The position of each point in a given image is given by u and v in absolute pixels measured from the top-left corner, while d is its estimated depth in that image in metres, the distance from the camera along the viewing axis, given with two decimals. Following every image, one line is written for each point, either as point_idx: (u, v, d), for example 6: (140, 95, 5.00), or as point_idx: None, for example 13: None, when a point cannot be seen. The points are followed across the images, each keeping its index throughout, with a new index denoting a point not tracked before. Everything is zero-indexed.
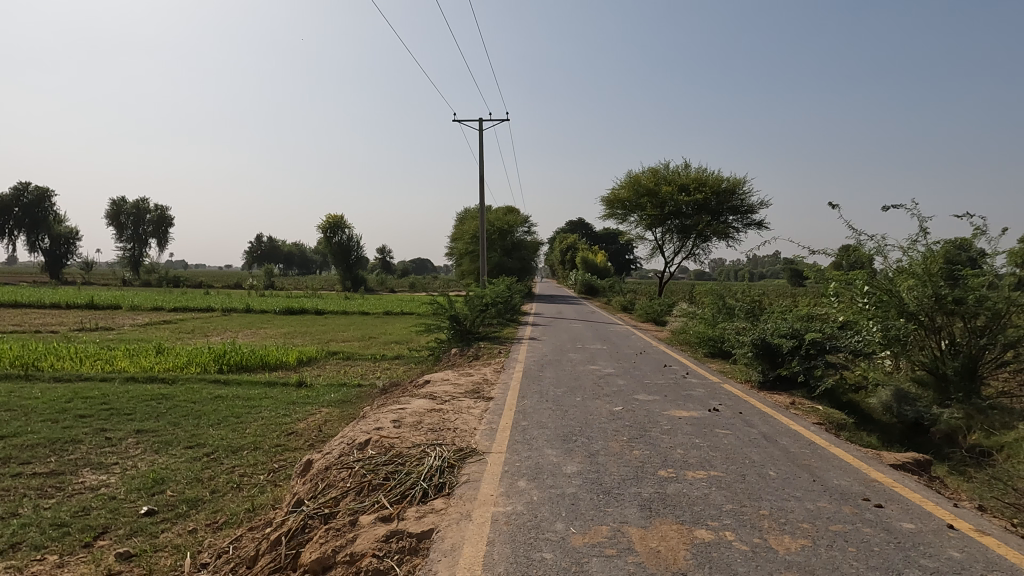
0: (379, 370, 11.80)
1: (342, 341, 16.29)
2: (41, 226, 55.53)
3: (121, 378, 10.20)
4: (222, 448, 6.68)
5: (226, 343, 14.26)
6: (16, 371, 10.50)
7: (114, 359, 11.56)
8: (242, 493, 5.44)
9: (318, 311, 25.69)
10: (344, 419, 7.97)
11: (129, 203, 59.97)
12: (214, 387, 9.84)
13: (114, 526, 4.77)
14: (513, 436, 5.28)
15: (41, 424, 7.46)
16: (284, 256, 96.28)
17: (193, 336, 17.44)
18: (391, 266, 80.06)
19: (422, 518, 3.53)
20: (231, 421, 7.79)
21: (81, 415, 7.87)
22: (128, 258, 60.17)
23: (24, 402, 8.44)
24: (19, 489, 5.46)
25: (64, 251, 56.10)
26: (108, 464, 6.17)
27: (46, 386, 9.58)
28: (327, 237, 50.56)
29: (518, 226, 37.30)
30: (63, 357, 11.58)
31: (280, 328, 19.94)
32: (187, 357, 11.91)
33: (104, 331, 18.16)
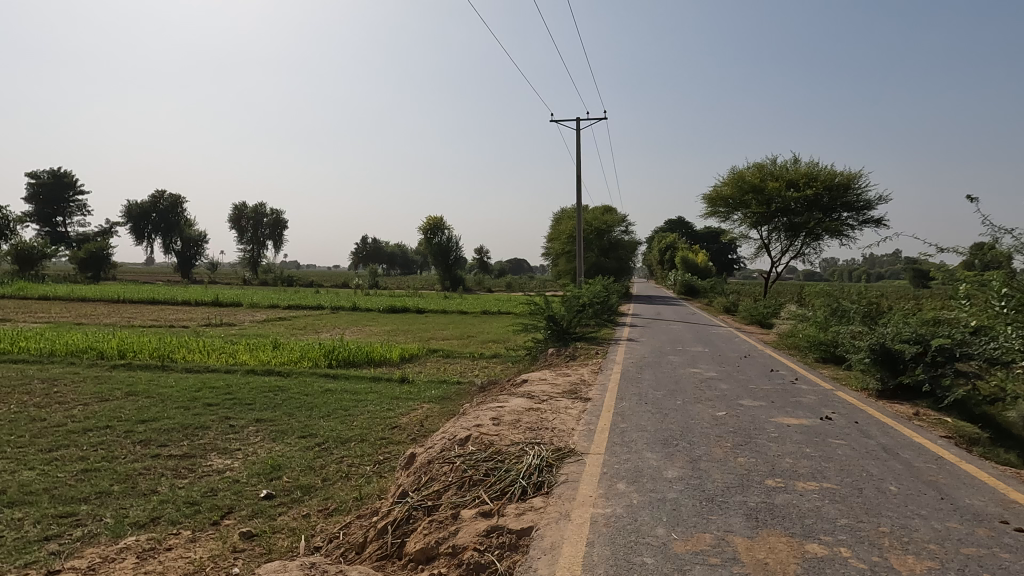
0: (478, 369, 12.06)
1: (442, 339, 16.77)
2: (175, 230, 61.01)
3: (242, 370, 11.03)
4: (332, 438, 7.06)
5: (335, 340, 15.05)
6: (155, 361, 11.61)
7: (236, 353, 12.52)
8: (350, 482, 5.74)
9: (419, 309, 26.58)
10: (445, 415, 8.21)
11: (249, 207, 64.53)
12: (324, 380, 10.42)
13: (238, 507, 5.16)
14: (612, 438, 5.24)
15: (176, 410, 8.20)
16: (387, 257, 100.23)
17: (305, 332, 18.54)
18: (488, 266, 81.38)
19: (522, 515, 3.58)
20: (340, 413, 8.22)
21: (209, 403, 8.59)
22: (248, 259, 64.89)
23: (161, 390, 9.31)
24: (157, 468, 6.04)
25: (193, 253, 61.18)
26: (232, 449, 6.68)
27: (179, 376, 10.50)
28: (427, 238, 52.09)
29: (616, 225, 36.84)
30: (193, 350, 12.67)
31: (384, 325, 20.79)
32: (300, 352, 12.69)
33: (228, 326, 19.69)
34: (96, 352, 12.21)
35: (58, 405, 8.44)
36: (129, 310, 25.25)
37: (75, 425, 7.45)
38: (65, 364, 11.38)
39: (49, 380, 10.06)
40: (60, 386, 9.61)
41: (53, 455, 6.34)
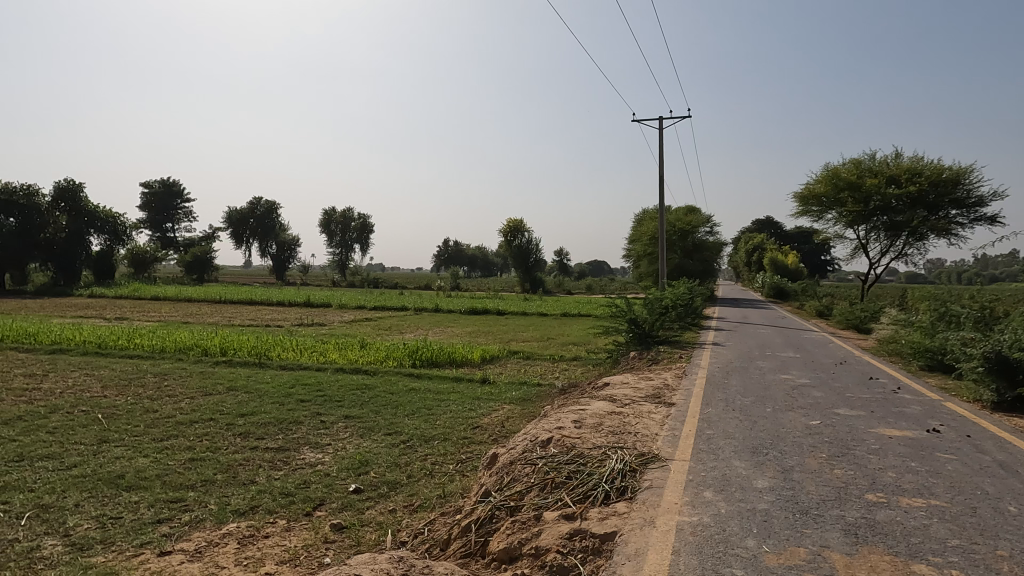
0: (558, 371, 12.06)
1: (522, 341, 16.87)
2: (270, 235, 64.45)
3: (332, 368, 11.53)
4: (416, 436, 7.24)
5: (418, 340, 15.42)
6: (253, 358, 12.32)
7: (326, 351, 13.10)
8: (434, 480, 5.87)
9: (500, 311, 26.85)
10: (526, 417, 8.24)
11: (338, 212, 67.21)
12: (408, 379, 10.72)
13: (329, 499, 5.39)
14: (698, 445, 5.10)
15: (271, 405, 8.66)
16: (468, 259, 101.85)
17: (390, 332, 19.13)
18: (568, 268, 81.06)
19: (605, 519, 3.54)
20: (424, 412, 8.43)
21: (301, 400, 9.02)
22: (336, 261, 67.62)
23: (258, 386, 9.86)
24: (256, 460, 6.40)
25: (286, 257, 64.63)
26: (323, 444, 6.98)
27: (274, 373, 11.09)
28: (507, 241, 52.50)
29: (701, 226, 35.84)
30: (288, 348, 13.34)
31: (465, 327, 21.14)
32: (386, 351, 13.11)
33: (319, 326, 20.61)
34: (201, 349, 13.09)
35: (168, 397, 9.10)
36: (230, 310, 26.90)
37: (183, 417, 8.01)
38: (174, 360, 12.27)
39: (160, 374, 10.88)
40: (170, 380, 10.37)
41: (164, 444, 6.84)
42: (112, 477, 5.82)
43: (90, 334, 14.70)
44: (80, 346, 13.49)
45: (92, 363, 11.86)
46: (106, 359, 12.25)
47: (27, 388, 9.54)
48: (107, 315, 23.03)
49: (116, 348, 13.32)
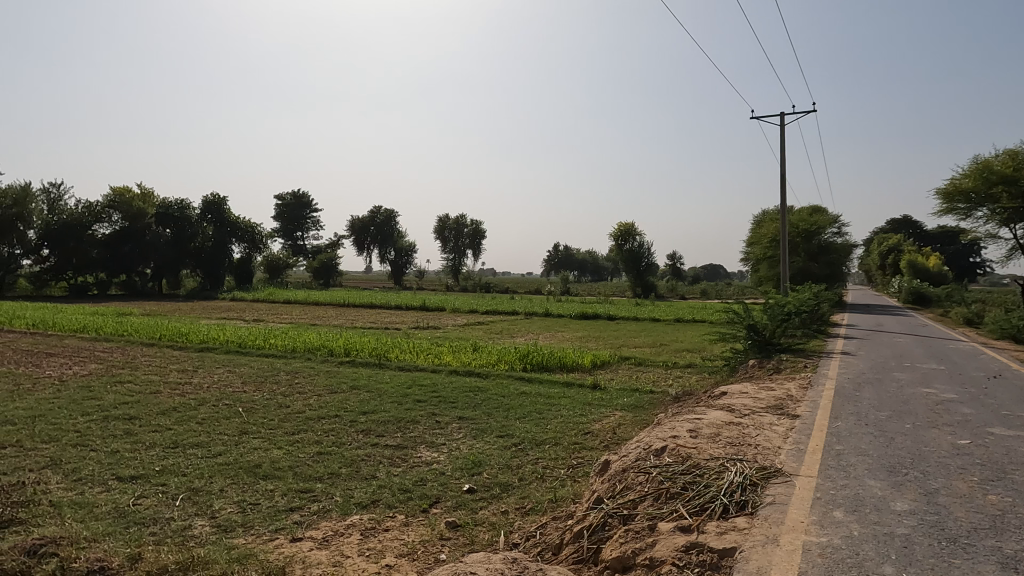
0: (671, 378, 11.74)
1: (633, 347, 16.58)
2: (389, 242, 67.56)
3: (446, 370, 11.90)
4: (528, 440, 7.31)
5: (529, 344, 15.56)
6: (374, 359, 12.97)
7: (441, 354, 13.54)
8: (546, 483, 5.89)
9: (611, 316, 26.53)
10: (638, 424, 8.09)
11: (452, 219, 69.28)
12: (519, 383, 10.85)
13: (444, 498, 5.56)
14: (826, 460, 4.78)
15: (391, 404, 9.08)
16: (578, 264, 101.50)
17: (501, 336, 19.47)
18: (682, 272, 78.66)
19: (724, 534, 3.41)
20: (535, 416, 8.49)
21: (418, 400, 9.39)
22: (450, 266, 69.74)
23: (378, 385, 10.37)
24: (377, 456, 6.72)
25: (404, 262, 67.41)
26: (439, 444, 7.22)
27: (393, 374, 11.61)
28: (618, 244, 51.73)
29: (828, 227, 33.57)
30: (405, 350, 13.91)
31: (575, 331, 21.09)
32: (497, 355, 13.34)
33: (434, 329, 21.33)
34: (327, 350, 13.95)
35: (299, 394, 9.79)
36: (352, 313, 28.49)
37: (312, 412, 8.58)
38: (303, 359, 13.18)
39: (291, 372, 11.73)
40: (300, 378, 11.15)
41: (296, 437, 7.37)
42: (251, 466, 6.34)
43: (232, 334, 16.12)
44: (223, 345, 14.83)
45: (233, 360, 13.00)
46: (246, 357, 13.38)
47: (181, 382, 10.62)
48: (246, 317, 25.15)
49: (254, 347, 14.53)
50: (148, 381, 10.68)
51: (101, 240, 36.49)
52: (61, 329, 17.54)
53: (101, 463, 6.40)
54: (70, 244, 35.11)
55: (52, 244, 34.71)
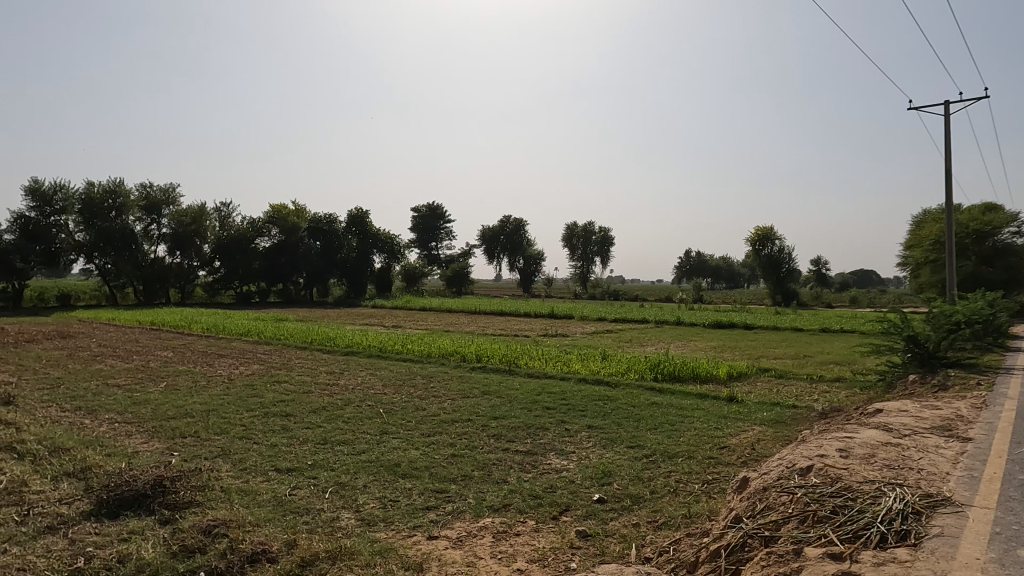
0: (816, 392, 10.93)
1: (773, 359, 15.62)
2: (519, 251, 68.73)
3: (575, 378, 11.87)
4: (659, 452, 7.12)
5: (660, 354, 15.15)
6: (504, 366, 13.25)
7: (570, 361, 13.54)
8: (678, 498, 5.70)
9: (748, 325, 25.21)
10: (780, 440, 7.60)
11: (580, 227, 69.14)
12: (650, 393, 10.58)
13: (574, 506, 5.55)
14: (1006, 491, 4.23)
15: (520, 410, 9.22)
16: (712, 270, 97.45)
17: (630, 345, 19.12)
18: (828, 279, 73.06)
19: (881, 565, 3.12)
20: (667, 427, 8.25)
21: (548, 407, 9.46)
22: (578, 274, 69.71)
23: (508, 391, 10.57)
24: (508, 461, 6.85)
25: (533, 269, 68.30)
26: (568, 452, 7.23)
27: (523, 380, 11.78)
28: (755, 250, 49.00)
29: (1004, 226, 29.74)
30: (535, 357, 14.07)
31: (709, 341, 20.25)
32: (627, 364, 13.13)
33: (562, 337, 21.40)
34: (459, 356, 14.43)
35: (434, 398, 10.21)
36: (484, 320, 29.25)
37: (446, 416, 8.92)
38: (437, 364, 13.73)
39: (427, 376, 12.25)
40: (434, 382, 11.63)
41: (431, 439, 7.69)
42: (391, 464, 6.71)
43: (373, 339, 17.13)
44: (367, 349, 15.85)
45: (374, 364, 13.82)
46: (385, 362, 14.18)
47: (330, 383, 11.46)
48: (386, 323, 26.63)
49: (394, 351, 15.38)
50: (302, 381, 11.63)
51: (262, 252, 40.33)
52: (229, 333, 19.56)
53: (262, 455, 7.05)
54: (238, 256, 39.15)
55: (223, 256, 38.86)
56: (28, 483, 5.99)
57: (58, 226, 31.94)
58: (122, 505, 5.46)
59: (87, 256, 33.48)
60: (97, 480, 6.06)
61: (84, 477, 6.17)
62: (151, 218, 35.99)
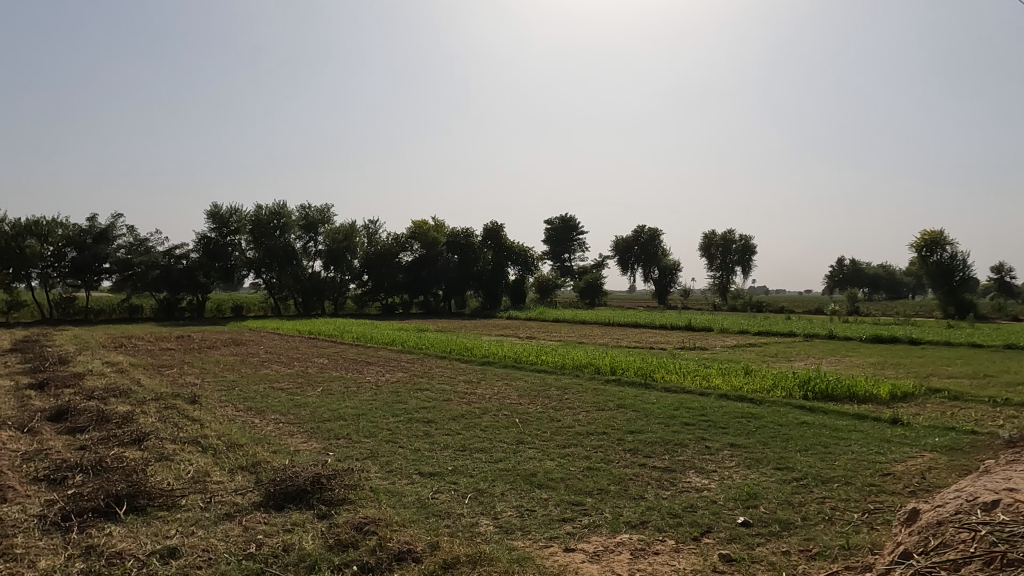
0: (1001, 417, 9.61)
1: (947, 378, 13.95)
2: (654, 261, 67.15)
3: (715, 394, 11.32)
4: (811, 475, 6.62)
5: (811, 370, 14.07)
6: (639, 379, 12.96)
7: (710, 376, 12.96)
8: (835, 527, 5.26)
9: (914, 340, 22.76)
10: (956, 470, 6.77)
11: (719, 235, 66.19)
12: (799, 412, 9.86)
13: (716, 527, 5.30)
14: None
15: (658, 425, 8.98)
16: (870, 279, 89.17)
17: (776, 360, 17.94)
18: (1013, 288, 64.19)
19: None
20: (820, 450, 7.64)
21: (686, 422, 9.12)
22: (717, 284, 66.93)
23: (645, 405, 10.32)
24: (645, 477, 6.69)
25: (668, 280, 66.49)
26: (708, 470, 6.92)
27: (660, 394, 11.46)
28: (922, 256, 44.06)
29: None
30: (671, 371, 13.63)
31: (869, 357, 18.48)
32: (773, 379, 12.34)
33: (701, 350, 20.58)
34: (593, 368, 14.32)
35: (569, 409, 10.22)
36: (618, 332, 28.80)
37: (580, 428, 8.89)
38: (572, 376, 13.72)
39: (561, 387, 12.28)
40: (569, 394, 11.62)
41: (566, 450, 7.70)
42: (527, 474, 6.79)
43: (509, 350, 17.46)
44: (503, 359, 16.21)
45: (510, 374, 14.07)
46: (521, 372, 14.40)
47: (468, 392, 11.84)
48: (521, 334, 27.05)
49: (529, 362, 15.60)
50: (441, 389, 12.13)
51: (405, 266, 42.67)
52: (377, 343, 20.84)
53: (406, 458, 7.43)
54: (383, 270, 41.71)
55: (371, 270, 41.54)
56: (210, 473, 6.76)
57: (233, 245, 35.81)
58: (286, 497, 5.98)
59: (256, 271, 37.15)
60: (265, 474, 6.70)
61: (255, 471, 6.84)
62: (309, 236, 39.39)
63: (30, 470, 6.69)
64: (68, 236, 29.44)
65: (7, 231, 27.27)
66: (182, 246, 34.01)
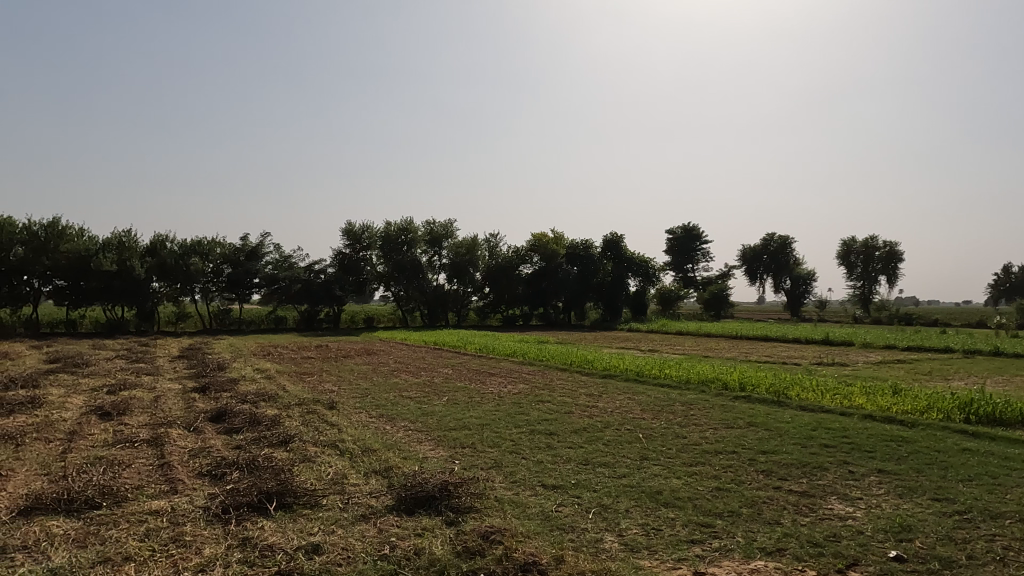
0: None
1: None
2: (785, 271, 63.37)
3: (858, 415, 10.44)
4: (976, 509, 5.94)
5: (972, 390, 12.61)
6: (771, 396, 12.23)
7: (852, 395, 11.97)
8: (1008, 570, 4.67)
9: None
10: None
11: (859, 242, 61.29)
12: (959, 438, 8.86)
13: (864, 561, 4.89)
14: None
15: (793, 446, 8.43)
16: None
17: (930, 378, 16.25)
18: None
19: None
20: (987, 480, 6.82)
21: (826, 445, 8.49)
22: (858, 295, 62.11)
23: (778, 424, 9.73)
24: (780, 501, 6.31)
25: (801, 291, 62.64)
26: (853, 497, 6.41)
27: (794, 413, 10.76)
28: None
29: None
30: (807, 388, 12.75)
31: None
32: (927, 400, 11.18)
33: (840, 366, 19.10)
34: (721, 383, 13.70)
35: (695, 426, 9.85)
36: (747, 346, 27.38)
37: (709, 446, 8.54)
38: (697, 392, 13.20)
39: (687, 403, 11.86)
40: (694, 410, 11.20)
41: (693, 469, 7.42)
42: (652, 491, 6.62)
43: (630, 363, 17.14)
44: (624, 372, 15.95)
45: (632, 388, 13.79)
46: (643, 386, 14.08)
47: (589, 405, 11.76)
48: (643, 347, 26.51)
49: (652, 376, 15.23)
50: (563, 402, 12.13)
51: (526, 278, 43.41)
52: (498, 354, 21.23)
53: (530, 469, 7.51)
54: (504, 282, 42.40)
55: (492, 282, 42.41)
56: (347, 476, 7.20)
57: (365, 260, 38.26)
58: (416, 502, 6.24)
59: (386, 284, 39.40)
60: (396, 479, 7.04)
61: (387, 475, 7.21)
62: (434, 250, 41.09)
63: (196, 466, 7.47)
64: (225, 254, 32.67)
65: (176, 250, 30.74)
66: (321, 262, 36.74)
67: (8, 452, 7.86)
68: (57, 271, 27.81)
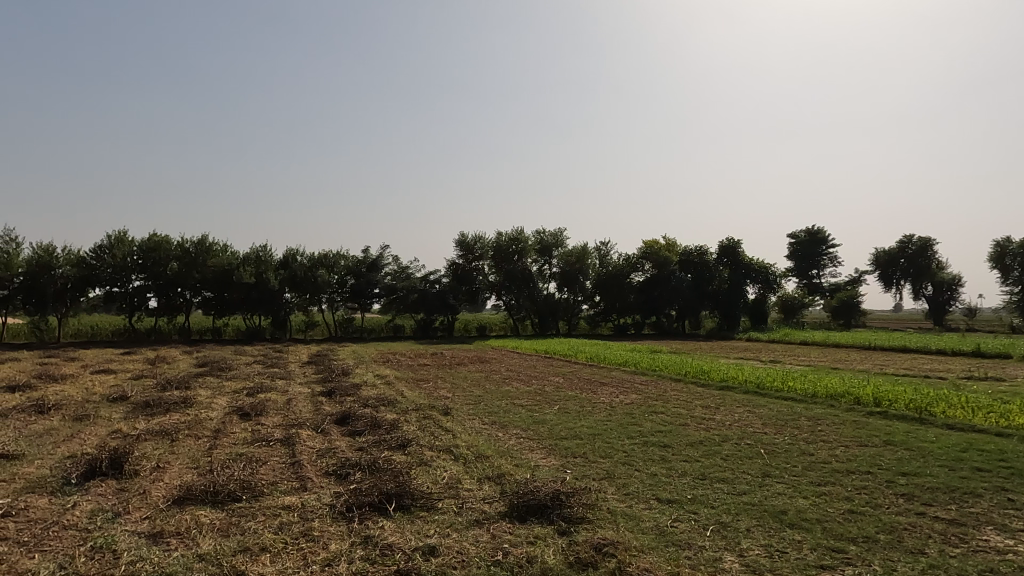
0: None
1: None
2: (926, 275, 57.48)
3: (1018, 436, 9.30)
4: None
5: None
6: (912, 413, 11.17)
7: (1010, 414, 10.68)
8: None
9: None
10: None
11: (1015, 243, 54.92)
12: None
13: None
14: None
15: (939, 469, 7.64)
16: None
17: None
18: None
19: None
20: None
21: (978, 468, 7.62)
22: (1016, 302, 55.56)
23: (920, 444, 8.86)
24: (924, 528, 5.73)
25: (947, 297, 56.92)
26: (1014, 529, 5.70)
27: (939, 432, 9.78)
28: None
29: None
30: (955, 406, 11.52)
31: None
32: None
33: (995, 381, 17.16)
34: (852, 398, 12.70)
35: (823, 443, 9.20)
36: (882, 358, 25.20)
37: (839, 465, 7.92)
38: (824, 406, 12.34)
39: (813, 418, 11.07)
40: (822, 426, 10.46)
41: (822, 490, 6.91)
42: (776, 511, 6.25)
43: (750, 374, 16.37)
44: (743, 384, 15.21)
45: (752, 401, 13.11)
46: (764, 399, 13.37)
47: (706, 418, 11.30)
48: (763, 357, 25.27)
49: (773, 388, 14.41)
50: (677, 414, 11.74)
51: (637, 286, 42.51)
52: (610, 363, 21.00)
53: (643, 482, 7.32)
54: (615, 291, 41.78)
55: (603, 291, 41.94)
56: (461, 480, 7.37)
57: (477, 269, 39.19)
58: (528, 510, 6.27)
59: (497, 293, 40.09)
60: (508, 486, 7.11)
61: (499, 482, 7.30)
62: (545, 259, 41.32)
63: (323, 465, 7.94)
64: (348, 266, 34.69)
65: (305, 263, 33.03)
66: (435, 272, 38.05)
67: (165, 446, 8.76)
68: (205, 283, 30.71)
